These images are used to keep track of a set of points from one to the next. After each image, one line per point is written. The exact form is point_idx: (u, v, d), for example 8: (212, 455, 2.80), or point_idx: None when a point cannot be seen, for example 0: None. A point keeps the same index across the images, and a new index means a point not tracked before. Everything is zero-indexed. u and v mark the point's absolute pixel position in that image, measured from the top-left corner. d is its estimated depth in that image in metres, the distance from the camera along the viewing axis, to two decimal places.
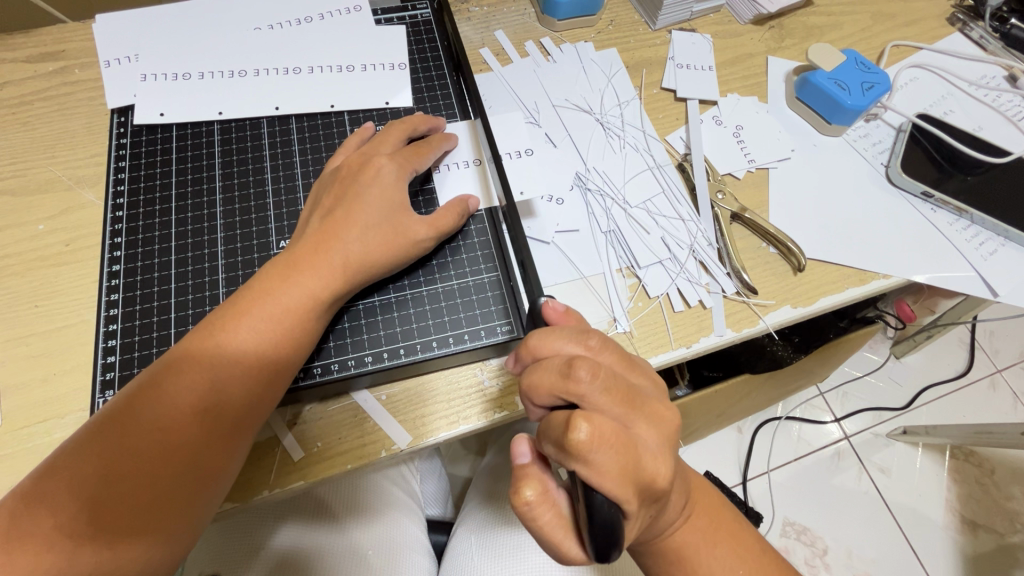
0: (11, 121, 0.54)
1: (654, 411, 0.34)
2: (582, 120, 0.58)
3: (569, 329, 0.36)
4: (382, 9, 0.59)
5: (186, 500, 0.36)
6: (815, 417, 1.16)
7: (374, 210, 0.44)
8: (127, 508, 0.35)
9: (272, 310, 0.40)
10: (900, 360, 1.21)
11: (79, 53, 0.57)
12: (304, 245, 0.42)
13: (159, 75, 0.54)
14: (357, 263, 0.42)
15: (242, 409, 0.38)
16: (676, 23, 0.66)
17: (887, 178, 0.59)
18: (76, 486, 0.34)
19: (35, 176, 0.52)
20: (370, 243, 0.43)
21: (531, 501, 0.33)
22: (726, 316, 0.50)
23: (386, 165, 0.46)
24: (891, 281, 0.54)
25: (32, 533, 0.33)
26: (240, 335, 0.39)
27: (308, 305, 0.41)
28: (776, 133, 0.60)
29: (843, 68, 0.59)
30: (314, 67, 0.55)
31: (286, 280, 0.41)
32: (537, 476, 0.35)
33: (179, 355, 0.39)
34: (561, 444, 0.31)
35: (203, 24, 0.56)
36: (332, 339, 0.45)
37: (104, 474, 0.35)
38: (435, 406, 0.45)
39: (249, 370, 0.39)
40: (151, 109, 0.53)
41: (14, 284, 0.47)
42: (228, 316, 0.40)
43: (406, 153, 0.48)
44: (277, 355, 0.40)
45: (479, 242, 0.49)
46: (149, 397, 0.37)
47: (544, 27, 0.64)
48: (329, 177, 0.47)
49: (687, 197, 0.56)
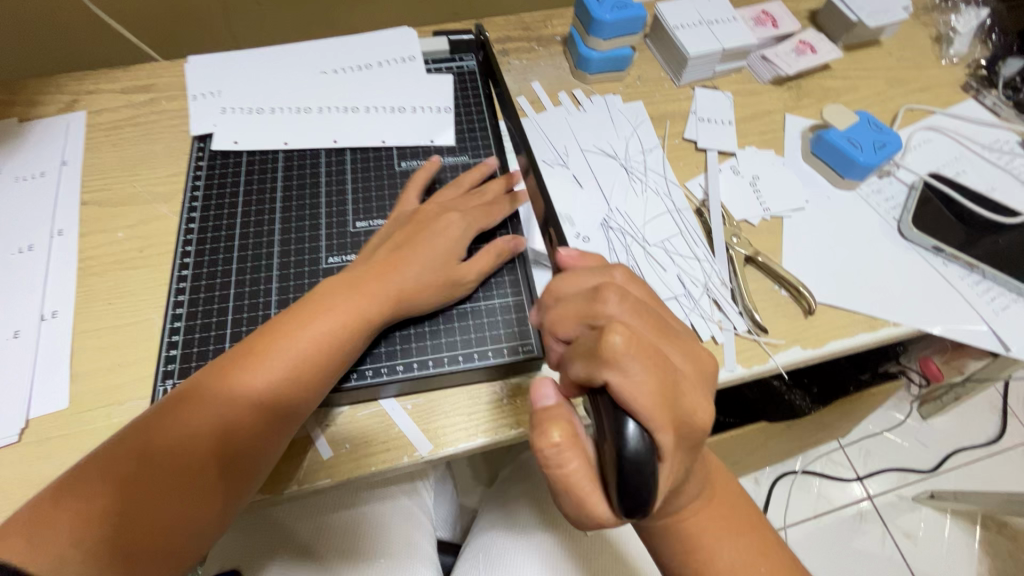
0: (105, 142, 0.62)
1: (682, 343, 0.34)
2: (608, 164, 0.63)
3: (592, 268, 0.37)
4: (433, 60, 0.66)
5: (198, 512, 0.39)
6: (835, 474, 1.14)
7: (433, 254, 0.49)
8: (146, 512, 0.37)
9: (314, 333, 0.44)
10: (925, 421, 1.19)
11: (168, 88, 0.66)
12: (367, 270, 0.47)
13: (236, 108, 0.61)
14: (408, 295, 0.47)
15: (266, 433, 0.42)
16: (699, 81, 0.71)
17: (898, 232, 0.62)
18: (109, 482, 0.37)
19: (119, 190, 0.59)
20: (424, 280, 0.48)
21: (559, 443, 0.31)
22: (737, 352, 0.53)
23: (456, 220, 0.51)
24: (901, 329, 0.56)
25: (59, 524, 0.35)
26: (285, 351, 0.43)
27: (350, 338, 0.45)
28: (790, 185, 0.63)
29: (856, 127, 0.63)
30: (370, 106, 0.61)
31: (343, 300, 0.45)
32: (564, 417, 0.32)
33: (222, 369, 0.42)
34: (593, 353, 0.30)
35: (275, 66, 0.64)
36: (369, 361, 0.48)
37: (143, 474, 0.38)
38: (455, 417, 0.48)
39: (281, 396, 0.42)
40: (226, 136, 0.60)
41: (92, 283, 0.53)
42: (279, 333, 0.43)
43: (477, 210, 0.53)
44: (311, 384, 0.43)
45: (507, 266, 0.53)
46: (189, 409, 0.40)
47: (577, 80, 0.70)
48: (404, 218, 0.52)
49: (704, 238, 0.59)
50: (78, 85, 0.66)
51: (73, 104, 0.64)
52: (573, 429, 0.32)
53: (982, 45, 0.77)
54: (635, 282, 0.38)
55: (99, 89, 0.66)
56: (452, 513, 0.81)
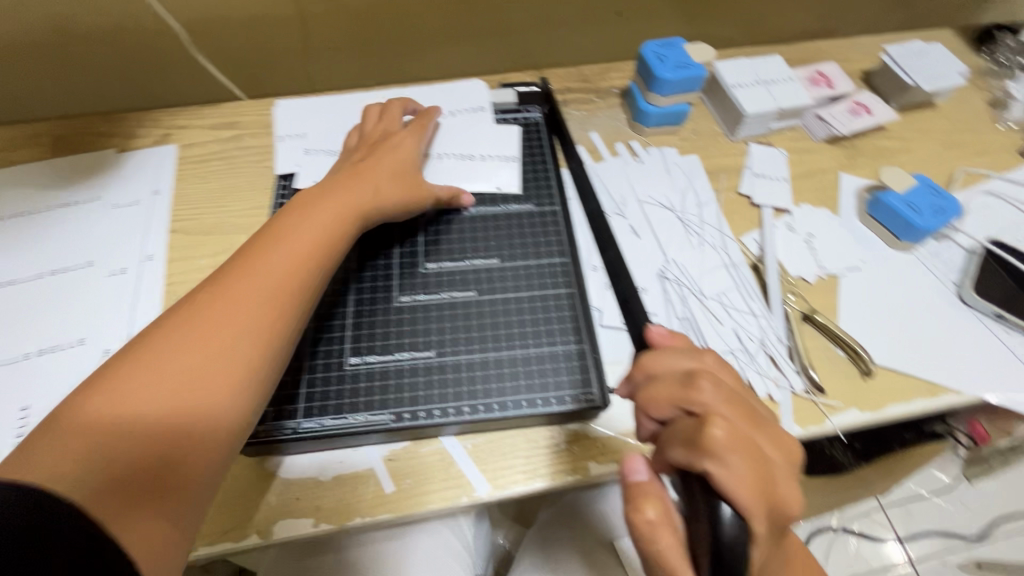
0: (193, 174, 0.66)
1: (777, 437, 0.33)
2: (665, 216, 0.65)
3: (687, 352, 0.37)
4: (500, 110, 0.69)
5: (224, 392, 0.39)
6: (874, 534, 1.10)
7: (391, 168, 0.56)
8: (166, 403, 0.37)
9: (297, 239, 0.47)
10: (971, 484, 1.14)
11: (252, 126, 0.71)
12: (333, 185, 0.52)
13: (319, 150, 0.65)
14: (377, 201, 0.53)
15: (275, 316, 0.43)
16: (754, 137, 0.73)
17: (957, 296, 0.61)
18: (113, 393, 0.37)
19: (204, 220, 0.63)
20: (389, 189, 0.54)
21: (653, 521, 0.30)
22: (794, 411, 0.53)
23: (405, 138, 0.59)
24: (962, 397, 0.55)
25: (65, 445, 0.34)
26: (269, 251, 0.45)
27: (331, 228, 0.48)
28: (846, 244, 0.64)
29: (915, 191, 0.64)
30: (445, 152, 0.63)
31: (308, 211, 0.49)
32: (658, 495, 0.32)
33: (212, 279, 0.44)
34: (692, 441, 0.31)
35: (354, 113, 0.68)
36: (361, 297, 0.54)
37: (139, 383, 0.37)
38: (514, 460, 0.49)
39: (278, 278, 0.44)
40: (310, 176, 0.63)
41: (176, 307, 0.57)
42: (259, 243, 0.46)
43: (416, 128, 0.61)
44: (304, 264, 0.46)
45: (571, 314, 0.54)
46: (184, 315, 0.41)
47: (634, 131, 0.73)
48: (353, 148, 0.59)
49: (760, 294, 0.60)
50: (170, 120, 0.71)
51: (165, 138, 0.70)
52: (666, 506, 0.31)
53: None
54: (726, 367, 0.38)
55: (189, 124, 0.71)
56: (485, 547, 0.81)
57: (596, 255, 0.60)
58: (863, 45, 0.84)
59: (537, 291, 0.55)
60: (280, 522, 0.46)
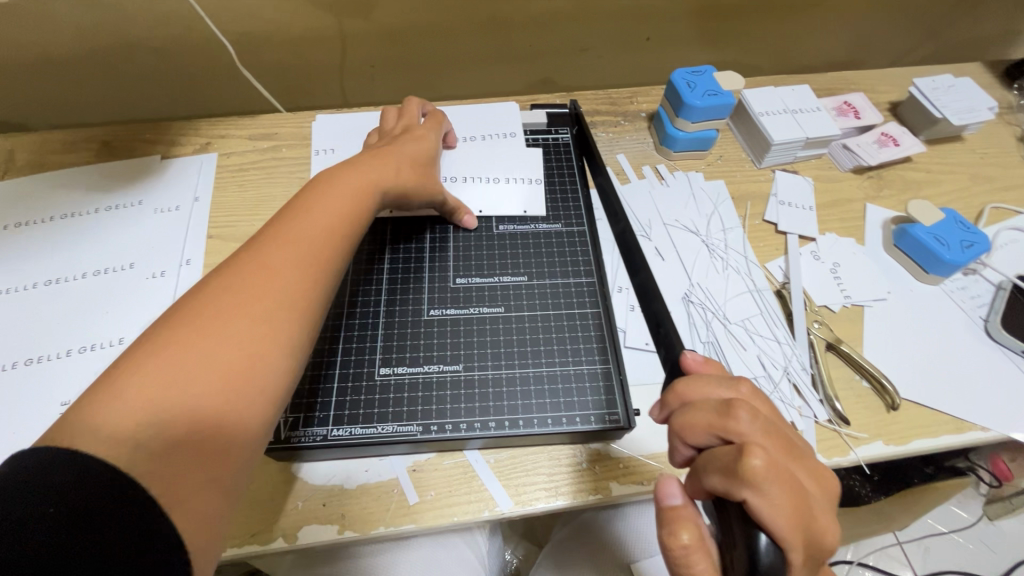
0: (232, 183, 0.69)
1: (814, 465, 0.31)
2: (690, 240, 0.66)
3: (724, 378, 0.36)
4: (530, 131, 0.70)
5: (271, 353, 0.37)
6: (891, 569, 1.07)
7: (411, 154, 0.56)
8: (214, 365, 0.34)
9: (323, 212, 0.45)
10: (993, 523, 1.11)
11: (289, 137, 0.73)
12: (357, 161, 0.52)
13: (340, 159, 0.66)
14: (404, 180, 0.53)
15: (313, 283, 0.41)
16: (780, 165, 0.74)
17: (985, 331, 0.61)
18: (151, 360, 0.33)
19: (241, 227, 0.65)
20: (410, 168, 0.54)
21: (688, 545, 0.29)
22: (817, 441, 0.53)
23: (424, 134, 0.59)
24: (989, 434, 0.54)
25: (103, 417, 0.31)
26: (298, 214, 0.44)
27: (357, 205, 0.47)
28: (872, 275, 0.64)
29: (942, 225, 0.64)
30: (464, 175, 0.64)
31: (338, 180, 0.48)
32: (692, 519, 0.30)
33: (241, 251, 0.41)
34: (732, 468, 0.29)
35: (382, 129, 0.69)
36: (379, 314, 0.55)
37: (178, 349, 0.34)
38: (536, 477, 0.50)
39: (310, 247, 0.42)
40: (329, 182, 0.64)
41: None
42: (290, 208, 0.45)
43: (431, 127, 0.61)
44: (334, 234, 0.44)
45: (597, 335, 0.55)
46: (217, 284, 0.38)
47: (660, 155, 0.74)
48: (369, 145, 0.59)
49: (784, 321, 0.60)
50: (212, 129, 0.74)
51: (207, 147, 0.72)
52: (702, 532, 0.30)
53: None
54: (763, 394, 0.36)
55: (230, 134, 0.74)
56: (496, 562, 0.81)
57: (623, 276, 0.61)
58: (892, 77, 0.84)
59: (564, 307, 0.56)
60: (304, 527, 0.47)
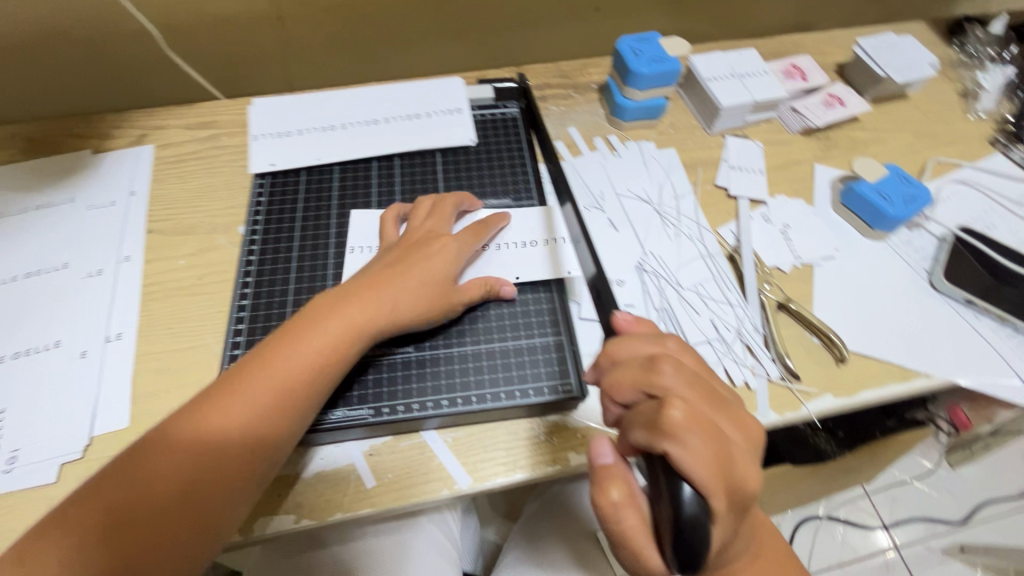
0: (170, 174, 0.66)
1: (738, 416, 0.35)
2: (642, 209, 0.66)
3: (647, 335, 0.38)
4: (478, 106, 0.69)
5: (222, 497, 0.40)
6: (860, 521, 1.12)
7: (428, 271, 0.51)
8: (170, 505, 0.39)
9: (319, 337, 0.45)
10: (954, 470, 1.16)
11: (230, 125, 0.70)
12: (361, 283, 0.49)
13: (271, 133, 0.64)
14: (404, 308, 0.49)
15: (282, 431, 0.43)
16: (730, 130, 0.74)
17: (929, 283, 0.63)
18: (128, 480, 0.39)
19: (181, 220, 0.62)
20: (416, 292, 0.50)
21: (617, 501, 0.34)
22: (770, 398, 0.54)
23: (449, 244, 0.53)
24: (934, 381, 0.56)
25: (80, 529, 0.37)
26: (281, 358, 0.44)
27: (349, 333, 0.46)
28: (820, 233, 0.65)
29: (886, 180, 0.65)
30: (500, 245, 0.58)
31: (335, 310, 0.47)
32: (622, 475, 0.35)
33: (240, 364, 0.44)
34: (654, 424, 0.32)
35: (321, 103, 0.67)
36: (370, 372, 0.51)
37: (154, 473, 0.39)
38: (495, 452, 0.50)
39: (290, 383, 0.44)
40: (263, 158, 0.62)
41: (154, 307, 0.56)
42: (279, 340, 0.46)
43: (467, 232, 0.55)
44: (323, 368, 0.45)
45: (547, 307, 0.55)
46: (208, 408, 0.42)
47: (612, 126, 0.74)
48: (395, 243, 0.55)
49: (736, 284, 0.61)
50: (147, 121, 0.71)
51: (142, 139, 0.69)
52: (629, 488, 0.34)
53: (1007, 102, 0.79)
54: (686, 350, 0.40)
55: (166, 125, 0.71)
56: (474, 542, 0.82)
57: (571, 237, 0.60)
58: (837, 39, 0.85)
59: (518, 301, 0.55)
60: (260, 518, 0.46)
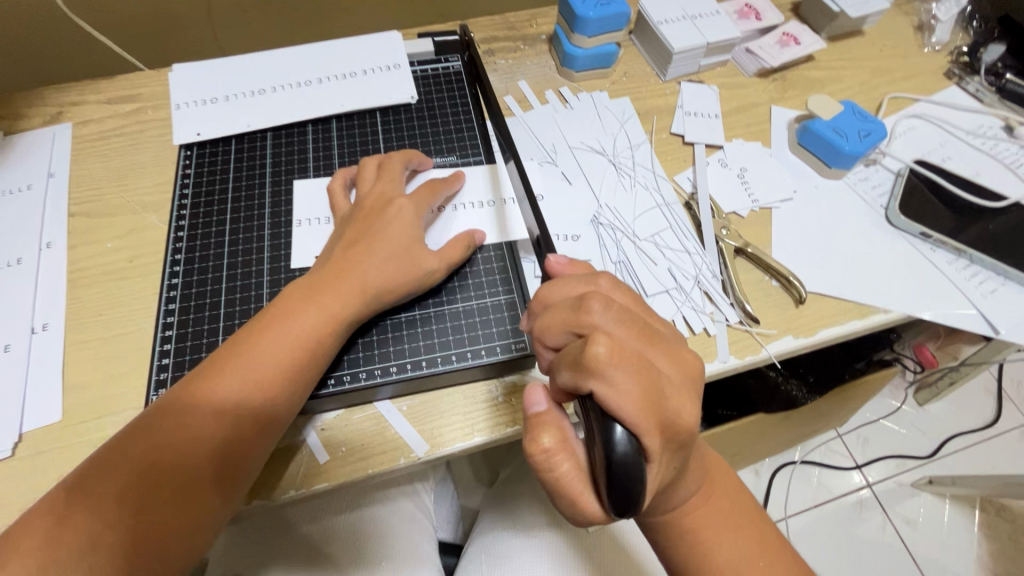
0: (91, 153, 0.61)
1: (670, 350, 0.35)
2: (596, 160, 0.63)
3: (577, 277, 0.39)
4: (418, 61, 0.67)
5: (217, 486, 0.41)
6: (834, 463, 1.15)
7: (393, 241, 0.49)
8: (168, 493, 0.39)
9: (298, 322, 0.45)
10: (921, 407, 1.19)
11: (154, 97, 0.65)
12: (328, 271, 0.48)
13: (196, 102, 0.62)
14: (374, 289, 0.47)
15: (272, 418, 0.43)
16: (685, 76, 0.71)
17: (886, 219, 0.62)
18: (123, 470, 0.39)
19: (106, 201, 0.58)
20: (387, 270, 0.48)
21: (549, 448, 0.33)
22: (730, 343, 0.53)
23: (404, 205, 0.51)
24: (892, 315, 0.56)
25: (76, 519, 0.37)
26: (257, 354, 0.44)
27: (329, 318, 0.46)
28: (778, 175, 0.64)
29: (841, 116, 0.64)
30: (460, 205, 0.57)
31: (308, 303, 0.46)
32: (555, 423, 0.34)
33: (222, 354, 0.44)
34: (579, 363, 0.32)
35: (250, 66, 0.64)
36: (358, 350, 0.49)
37: (148, 462, 0.39)
38: (451, 417, 0.49)
39: (275, 369, 0.44)
40: (189, 129, 0.60)
41: (82, 294, 0.53)
42: (252, 335, 0.45)
43: (421, 191, 0.53)
44: (306, 353, 0.45)
45: (497, 265, 0.54)
46: (195, 396, 0.42)
47: (563, 78, 0.71)
48: (348, 215, 0.52)
49: (693, 232, 0.60)
50: (63, 98, 0.65)
51: (59, 117, 0.64)
52: (563, 434, 0.34)
53: (962, 33, 0.77)
54: (621, 288, 0.40)
55: (84, 100, 0.65)
56: (453, 512, 0.81)
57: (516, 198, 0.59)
58: None
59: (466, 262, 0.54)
60: None
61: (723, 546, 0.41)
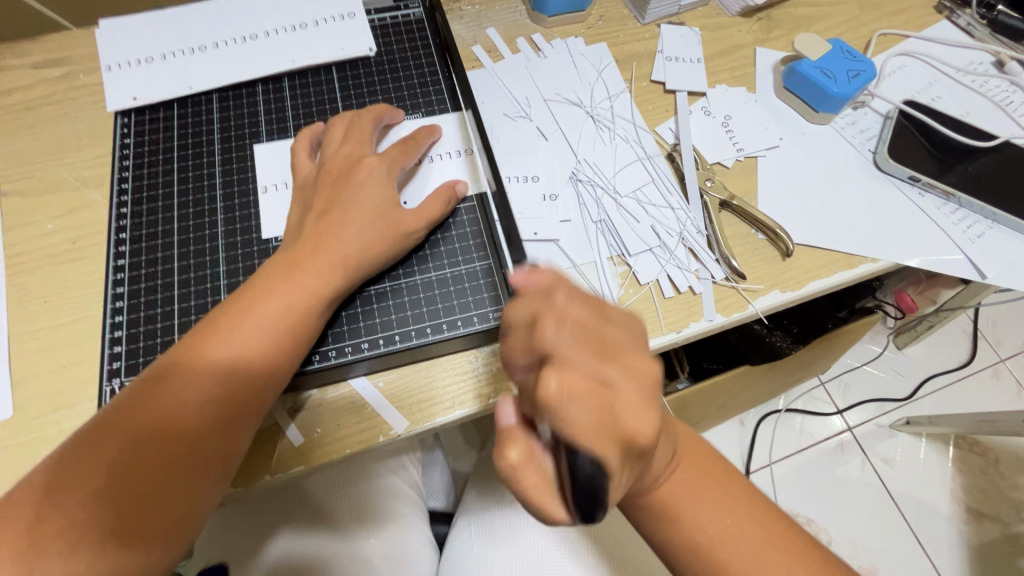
0: (18, 125, 0.55)
1: (628, 362, 0.33)
2: (573, 113, 0.60)
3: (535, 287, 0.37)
4: (375, 9, 0.61)
5: (195, 476, 0.39)
6: (816, 409, 1.17)
7: (369, 207, 0.45)
8: (142, 490, 0.37)
9: (270, 305, 0.42)
10: (901, 350, 1.21)
11: (85, 59, 0.58)
12: (302, 244, 0.44)
13: (129, 62, 0.56)
14: (355, 260, 0.44)
15: (248, 406, 0.40)
16: (665, 18, 0.67)
17: (874, 164, 0.60)
18: (91, 468, 0.37)
19: (43, 177, 0.53)
20: (366, 240, 0.45)
21: (515, 463, 0.32)
22: (715, 301, 0.52)
23: (377, 165, 0.47)
24: (879, 264, 0.55)
25: (49, 519, 0.35)
26: (231, 339, 0.41)
27: (303, 306, 0.42)
28: (763, 122, 0.61)
29: (829, 56, 0.60)
30: (436, 155, 0.54)
31: (280, 285, 0.42)
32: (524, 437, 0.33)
33: (191, 341, 0.41)
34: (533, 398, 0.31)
35: (188, 19, 0.58)
36: (332, 328, 0.47)
37: (116, 459, 0.37)
38: (430, 393, 0.47)
39: (249, 357, 0.41)
40: (125, 93, 0.55)
41: (24, 280, 0.49)
42: (222, 320, 0.41)
43: (393, 150, 0.49)
44: (280, 338, 0.41)
45: (472, 230, 0.51)
46: (161, 391, 0.39)
47: (535, 24, 0.65)
48: (314, 178, 0.48)
49: (677, 186, 0.57)
50: None
51: None
52: (530, 446, 0.33)
53: None
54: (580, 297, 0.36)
55: (6, 66, 0.58)
56: (445, 481, 0.81)
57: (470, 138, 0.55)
58: None
59: (440, 230, 0.51)
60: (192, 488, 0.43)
61: (703, 513, 0.40)
